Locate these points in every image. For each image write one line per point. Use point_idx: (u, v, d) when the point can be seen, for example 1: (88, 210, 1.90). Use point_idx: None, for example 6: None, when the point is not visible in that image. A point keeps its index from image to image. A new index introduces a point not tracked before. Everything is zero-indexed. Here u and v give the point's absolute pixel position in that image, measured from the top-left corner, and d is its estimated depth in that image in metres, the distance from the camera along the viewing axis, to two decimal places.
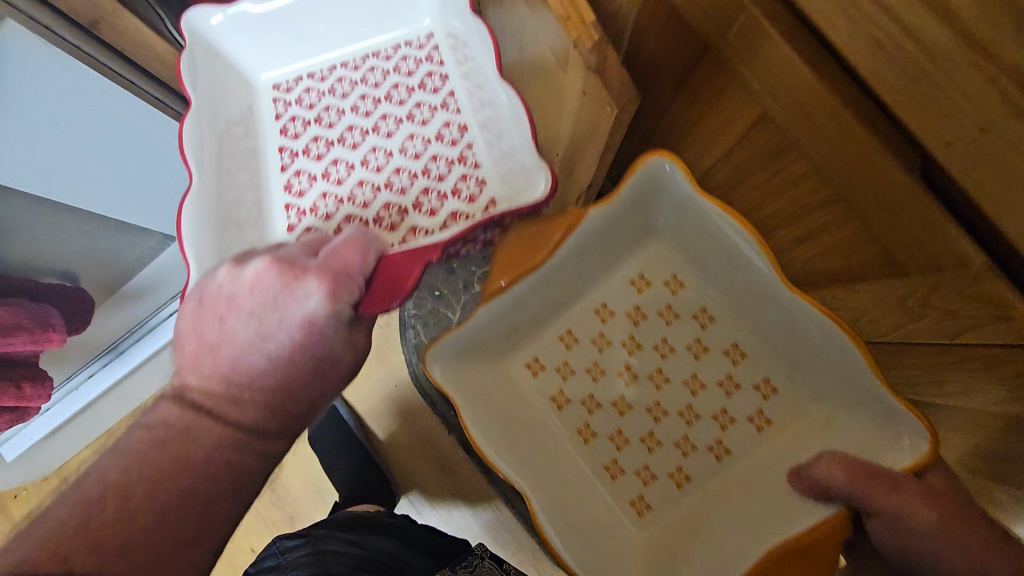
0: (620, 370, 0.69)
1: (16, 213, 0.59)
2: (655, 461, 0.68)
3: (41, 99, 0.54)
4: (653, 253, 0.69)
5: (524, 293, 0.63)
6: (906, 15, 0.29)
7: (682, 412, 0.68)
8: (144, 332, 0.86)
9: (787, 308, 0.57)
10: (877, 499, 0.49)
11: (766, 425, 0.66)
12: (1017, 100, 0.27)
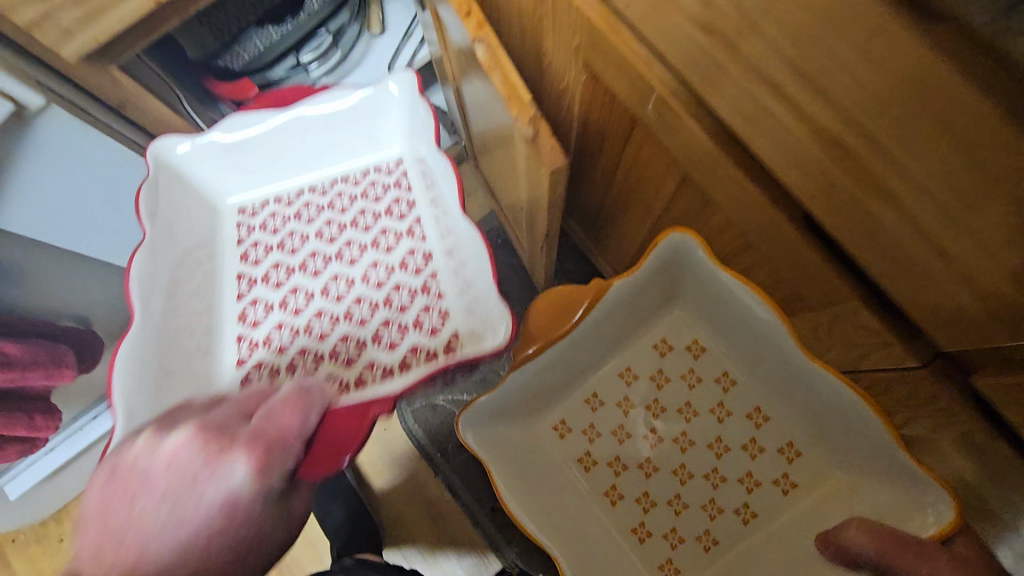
0: (645, 433, 0.71)
1: (50, 262, 0.65)
2: (683, 524, 0.68)
3: (82, 168, 0.61)
4: (672, 320, 0.71)
5: (552, 358, 0.65)
6: (757, 95, 0.36)
7: (707, 474, 0.69)
8: None
9: (799, 372, 0.58)
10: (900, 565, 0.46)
11: (792, 488, 0.66)
12: (844, 159, 0.34)
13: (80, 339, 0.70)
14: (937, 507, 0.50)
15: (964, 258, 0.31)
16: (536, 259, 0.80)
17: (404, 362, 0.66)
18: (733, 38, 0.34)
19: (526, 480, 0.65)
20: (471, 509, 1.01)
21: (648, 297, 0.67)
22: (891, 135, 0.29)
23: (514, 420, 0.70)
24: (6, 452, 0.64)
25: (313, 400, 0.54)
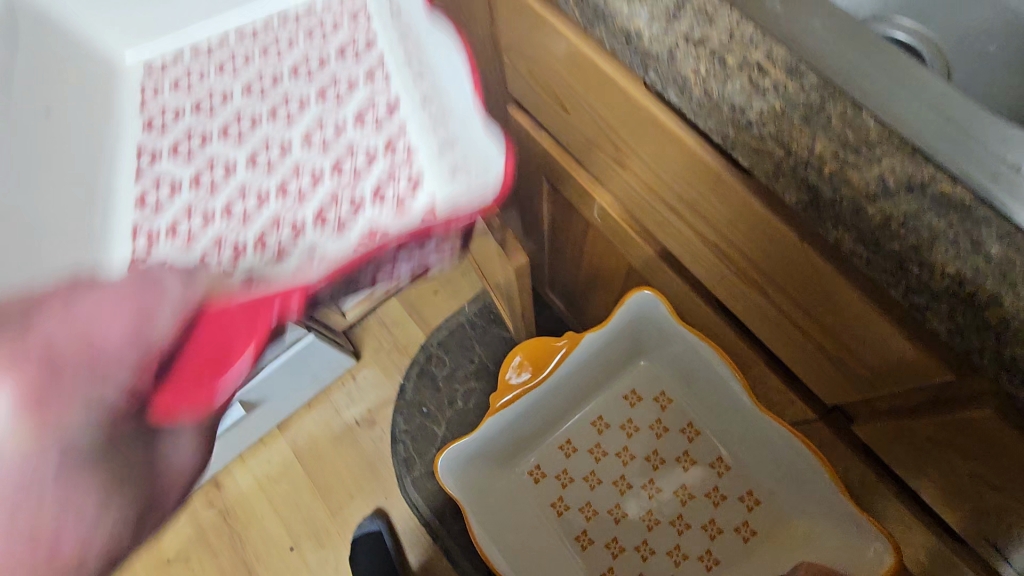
0: (615, 479, 0.73)
1: None
2: (649, 569, 0.71)
3: None
4: (645, 371, 0.75)
5: (532, 406, 0.70)
6: (660, 212, 0.49)
7: (672, 521, 0.71)
8: None
9: (753, 421, 0.62)
10: None
11: (753, 537, 0.68)
12: (722, 256, 0.45)
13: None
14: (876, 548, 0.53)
15: (813, 332, 0.41)
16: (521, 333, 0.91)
17: (364, 235, 0.51)
18: (641, 174, 0.47)
19: (498, 519, 0.70)
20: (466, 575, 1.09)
21: (618, 349, 0.72)
22: (747, 247, 0.40)
23: (491, 460, 0.73)
24: None
25: (165, 298, 0.43)
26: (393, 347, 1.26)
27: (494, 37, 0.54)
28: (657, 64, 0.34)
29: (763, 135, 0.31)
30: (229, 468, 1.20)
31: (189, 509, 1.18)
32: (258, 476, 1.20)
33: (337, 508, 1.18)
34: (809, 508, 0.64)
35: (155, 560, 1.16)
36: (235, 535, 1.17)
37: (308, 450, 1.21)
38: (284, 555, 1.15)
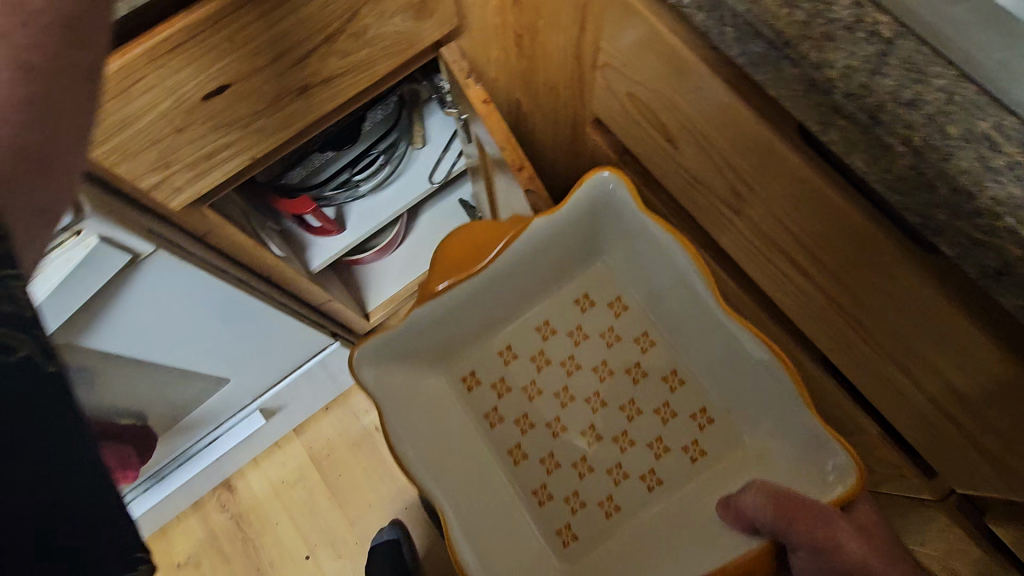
0: (557, 390, 0.67)
1: (123, 375, 0.64)
2: (586, 488, 0.64)
3: (156, 301, 0.56)
4: (597, 273, 0.68)
5: (467, 300, 0.63)
6: (779, 266, 0.43)
7: (616, 437, 0.64)
8: (187, 459, 0.95)
9: (721, 333, 0.55)
10: (798, 533, 0.43)
11: (701, 456, 0.62)
12: (849, 326, 0.40)
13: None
14: (838, 463, 0.48)
15: (965, 423, 0.36)
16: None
17: None
18: (761, 224, 0.41)
19: (424, 428, 0.63)
20: None
21: (570, 242, 0.63)
22: (903, 326, 0.35)
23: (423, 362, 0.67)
24: None
25: None
26: None
27: (581, 51, 0.48)
28: (846, 123, 0.28)
29: (994, 229, 0.25)
30: (242, 471, 1.16)
31: (201, 513, 1.14)
32: (272, 479, 1.15)
33: (354, 517, 1.14)
34: (762, 423, 0.58)
35: (167, 563, 1.12)
36: (249, 540, 1.13)
37: (325, 456, 1.17)
38: (299, 563, 1.11)
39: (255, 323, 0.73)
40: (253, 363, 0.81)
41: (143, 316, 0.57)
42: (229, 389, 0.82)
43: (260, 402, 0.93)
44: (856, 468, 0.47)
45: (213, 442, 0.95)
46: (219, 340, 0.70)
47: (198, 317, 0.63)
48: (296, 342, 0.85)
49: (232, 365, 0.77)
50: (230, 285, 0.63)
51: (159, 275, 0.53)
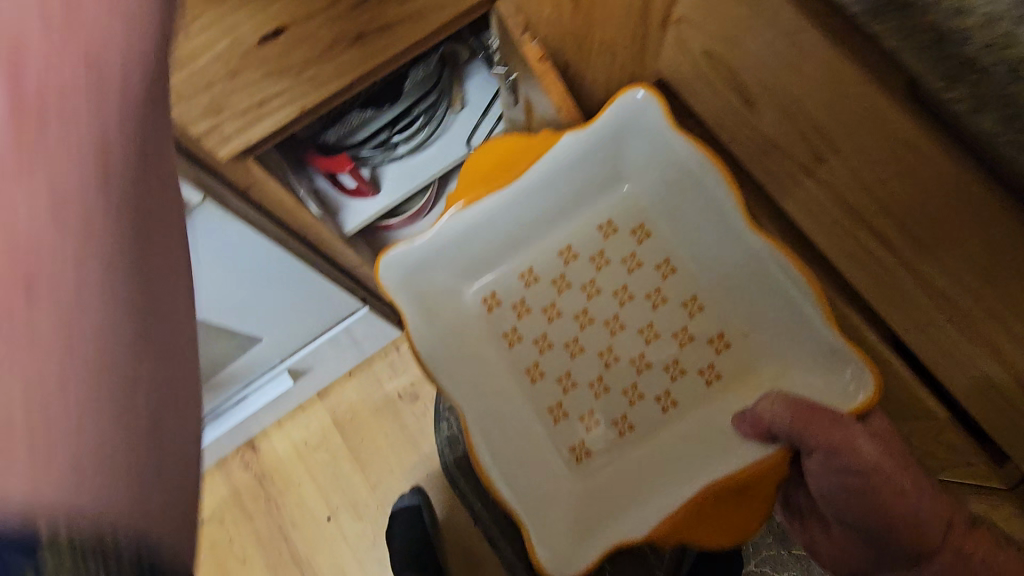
0: (576, 313, 0.74)
1: None
2: (600, 407, 0.72)
3: (200, 251, 0.56)
4: (620, 202, 0.75)
5: (493, 215, 0.69)
6: (859, 240, 0.41)
7: (633, 359, 0.72)
8: (215, 417, 0.95)
9: (754, 257, 0.63)
10: (815, 435, 0.54)
11: (716, 380, 0.71)
12: (938, 307, 0.38)
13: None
14: (855, 373, 0.58)
15: None
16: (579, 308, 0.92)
17: None
18: (846, 194, 0.39)
19: (446, 341, 0.69)
20: (509, 563, 1.08)
21: (597, 171, 0.71)
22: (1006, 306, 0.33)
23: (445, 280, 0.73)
24: None
25: None
26: None
27: (653, 6, 0.45)
28: (981, 79, 0.26)
29: None
30: (266, 432, 1.17)
31: (225, 471, 1.15)
32: (295, 441, 1.16)
33: (376, 481, 1.15)
34: (777, 346, 0.68)
35: None
36: (271, 500, 1.14)
37: (347, 420, 1.17)
38: (321, 524, 1.13)
39: (289, 282, 0.72)
40: (286, 324, 0.80)
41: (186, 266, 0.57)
42: (260, 349, 0.81)
43: (289, 364, 0.93)
44: (876, 374, 0.56)
45: (241, 401, 0.95)
46: (252, 297, 0.69)
47: (236, 271, 0.63)
48: (326, 305, 0.84)
49: (263, 324, 0.76)
50: (269, 241, 0.63)
51: (204, 223, 0.54)
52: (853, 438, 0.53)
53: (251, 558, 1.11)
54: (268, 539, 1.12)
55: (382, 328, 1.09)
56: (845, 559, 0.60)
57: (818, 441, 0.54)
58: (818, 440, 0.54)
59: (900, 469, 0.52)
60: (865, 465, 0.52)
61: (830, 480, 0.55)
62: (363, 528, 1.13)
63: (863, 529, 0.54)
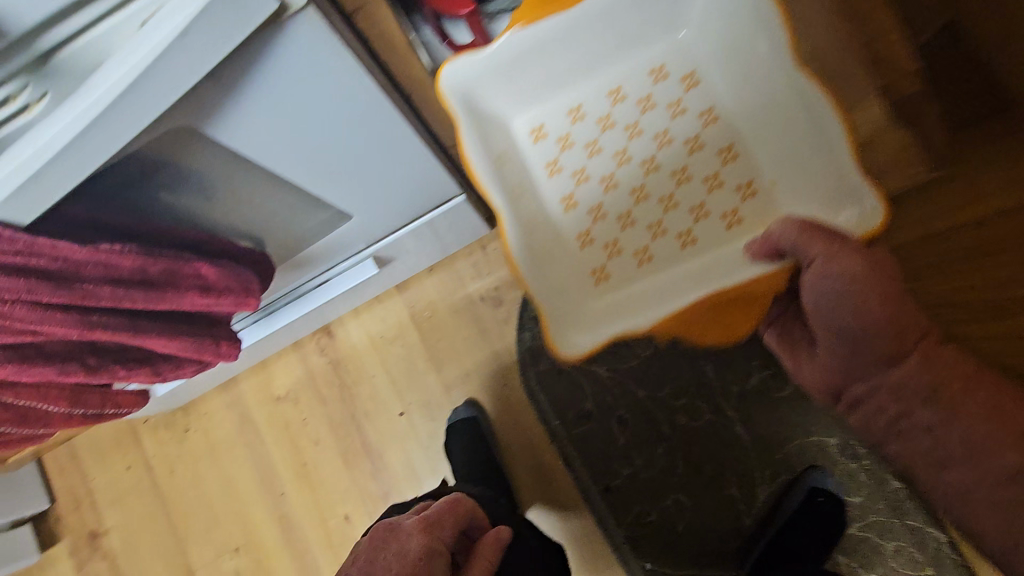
0: (616, 150, 0.74)
1: (242, 189, 0.54)
2: (626, 238, 0.73)
3: (293, 87, 0.44)
4: (677, 42, 0.72)
5: (546, 35, 0.65)
6: None
7: (664, 198, 0.73)
8: (297, 297, 0.88)
9: (822, 101, 0.60)
10: (815, 241, 0.54)
11: (738, 225, 0.72)
12: None
13: (162, 231, 0.51)
14: (867, 206, 0.60)
15: None
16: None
17: None
18: None
19: (485, 151, 0.68)
20: (582, 483, 1.03)
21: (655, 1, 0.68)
22: None
23: (501, 105, 0.72)
24: (185, 367, 0.60)
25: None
26: None
27: None
28: None
29: None
30: (343, 319, 1.12)
31: (301, 352, 1.13)
32: (372, 332, 1.11)
33: (450, 384, 1.09)
34: (800, 191, 0.68)
35: (267, 395, 1.13)
36: (345, 388, 1.11)
37: (426, 316, 1.11)
38: (393, 418, 1.10)
39: (391, 152, 0.60)
40: (381, 204, 0.69)
41: (276, 107, 0.45)
42: (350, 230, 0.72)
43: (376, 250, 0.84)
44: (883, 212, 0.59)
45: (324, 284, 0.87)
46: (349, 165, 0.58)
47: (334, 125, 0.50)
48: (426, 187, 0.72)
49: (355, 200, 0.65)
50: (376, 88, 0.49)
51: (299, 46, 0.41)
52: (836, 256, 0.53)
53: (323, 441, 1.11)
54: (340, 425, 1.10)
55: (472, 221, 0.98)
56: (824, 375, 0.58)
57: (814, 247, 0.54)
58: (816, 247, 0.54)
59: (885, 284, 0.50)
60: (853, 276, 0.51)
61: (818, 293, 0.54)
62: (433, 428, 1.09)
63: (853, 352, 0.54)
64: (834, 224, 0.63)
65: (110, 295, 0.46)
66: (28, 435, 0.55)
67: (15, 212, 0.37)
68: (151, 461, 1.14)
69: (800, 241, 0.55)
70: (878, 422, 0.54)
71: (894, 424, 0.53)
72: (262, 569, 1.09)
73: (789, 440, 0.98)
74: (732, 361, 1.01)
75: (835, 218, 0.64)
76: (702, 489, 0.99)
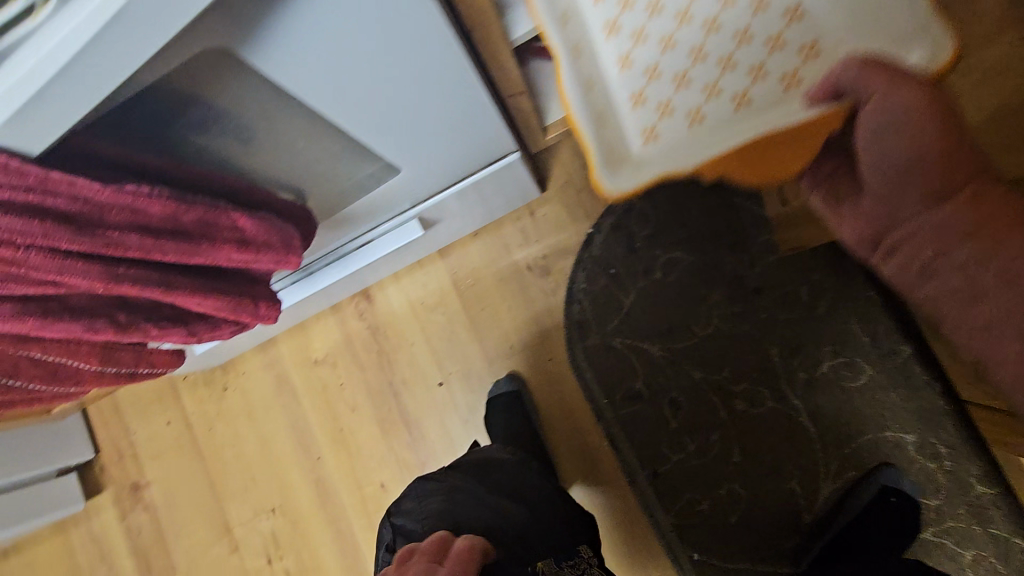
0: None
1: (283, 132, 0.49)
2: (663, 64, 0.52)
3: (342, 7, 0.37)
4: None
5: None
6: None
7: (707, 14, 0.51)
8: (339, 258, 0.83)
9: None
10: (876, 77, 0.45)
11: (794, 88, 0.51)
12: None
13: (194, 174, 0.46)
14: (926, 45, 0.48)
15: None
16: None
17: None
18: None
19: None
20: (628, 466, 0.97)
21: None
22: None
23: None
24: (221, 328, 0.56)
25: None
26: (586, 187, 1.02)
27: None
28: None
29: None
30: (382, 283, 1.08)
31: (338, 315, 1.09)
32: (412, 297, 1.07)
33: (492, 356, 1.04)
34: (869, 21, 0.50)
35: (305, 357, 1.10)
36: (384, 354, 1.08)
37: (468, 284, 1.05)
38: (432, 388, 1.06)
39: (446, 97, 0.53)
40: (432, 158, 0.63)
41: (321, 31, 0.38)
42: (397, 186, 0.66)
43: (422, 211, 0.78)
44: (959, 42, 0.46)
45: (367, 245, 0.82)
46: (399, 109, 0.51)
47: (387, 59, 0.44)
48: (479, 140, 0.66)
49: (404, 149, 0.58)
50: (436, 15, 0.42)
51: None
52: (896, 91, 0.45)
53: (360, 407, 1.08)
54: (378, 393, 1.07)
55: (522, 183, 0.91)
56: (865, 225, 0.53)
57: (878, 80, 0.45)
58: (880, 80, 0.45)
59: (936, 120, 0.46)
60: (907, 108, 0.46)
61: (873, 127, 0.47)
62: (474, 401, 1.04)
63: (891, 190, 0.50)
64: (900, 65, 0.48)
65: (138, 245, 0.42)
66: (58, 392, 0.52)
67: (17, 139, 0.33)
68: (189, 418, 1.13)
69: (858, 71, 0.45)
70: (917, 267, 0.50)
71: (931, 266, 0.49)
72: (298, 531, 1.08)
73: (861, 433, 0.90)
74: (801, 346, 0.93)
75: (898, 58, 0.49)
76: (759, 480, 0.93)
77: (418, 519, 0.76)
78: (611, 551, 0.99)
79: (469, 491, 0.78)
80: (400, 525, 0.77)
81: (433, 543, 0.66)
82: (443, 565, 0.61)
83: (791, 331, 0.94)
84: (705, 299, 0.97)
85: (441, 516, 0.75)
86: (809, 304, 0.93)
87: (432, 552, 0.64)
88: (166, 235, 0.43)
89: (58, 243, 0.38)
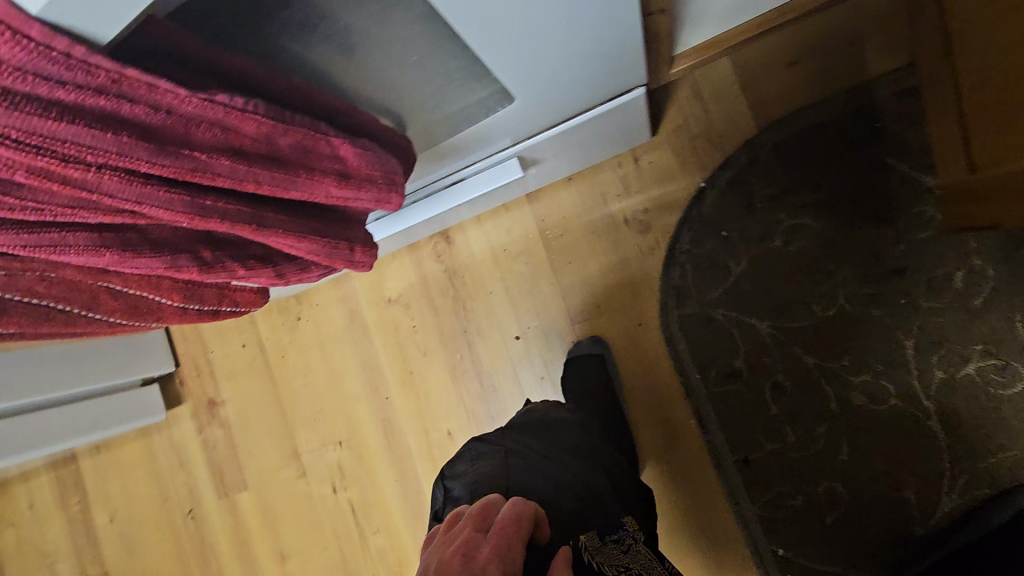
0: None
1: (394, 42, 0.40)
2: None
3: None
4: None
5: None
6: None
7: None
8: (427, 196, 0.76)
9: None
10: None
11: None
12: None
13: (292, 89, 0.39)
14: None
15: None
16: (978, 82, 0.61)
17: None
18: None
19: None
20: (716, 449, 0.89)
21: None
22: None
23: None
24: (311, 270, 0.50)
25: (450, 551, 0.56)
26: (702, 134, 0.89)
27: None
28: None
29: None
30: (463, 224, 1.00)
31: (416, 255, 1.04)
32: (493, 242, 0.99)
33: (575, 314, 0.96)
34: None
35: (379, 295, 1.06)
36: (459, 300, 1.02)
37: (556, 234, 0.96)
38: (508, 341, 1.00)
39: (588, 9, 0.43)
40: (552, 87, 0.54)
41: None
42: (508, 118, 0.56)
43: (524, 149, 0.69)
44: None
45: (459, 184, 0.74)
46: (534, 21, 0.42)
47: None
48: (609, 67, 0.55)
49: (527, 72, 0.49)
50: None
51: None
52: None
53: (432, 352, 1.04)
54: (451, 339, 1.03)
55: (633, 124, 0.80)
56: None
57: None
58: None
59: None
60: None
61: None
62: (551, 358, 0.98)
63: None
64: None
65: (228, 171, 0.35)
66: (141, 325, 0.49)
67: (80, 22, 0.26)
68: (263, 343, 1.14)
69: None
70: None
71: None
72: (363, 465, 1.08)
73: (1003, 448, 0.78)
74: (943, 339, 0.80)
75: None
76: (867, 482, 0.83)
77: (466, 484, 0.70)
78: (681, 538, 0.91)
79: (526, 458, 0.71)
80: (451, 489, 0.71)
81: (481, 507, 0.59)
82: (486, 533, 0.54)
83: (934, 322, 0.80)
84: (830, 274, 0.84)
85: (494, 481, 0.68)
86: (961, 294, 0.79)
87: (478, 518, 0.57)
88: (257, 160, 0.36)
89: (136, 164, 0.32)
